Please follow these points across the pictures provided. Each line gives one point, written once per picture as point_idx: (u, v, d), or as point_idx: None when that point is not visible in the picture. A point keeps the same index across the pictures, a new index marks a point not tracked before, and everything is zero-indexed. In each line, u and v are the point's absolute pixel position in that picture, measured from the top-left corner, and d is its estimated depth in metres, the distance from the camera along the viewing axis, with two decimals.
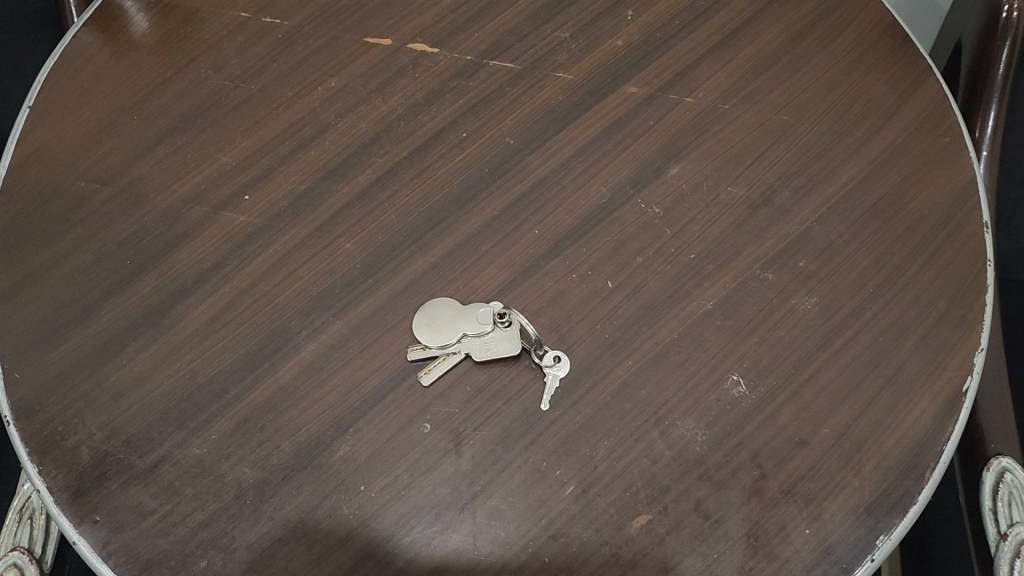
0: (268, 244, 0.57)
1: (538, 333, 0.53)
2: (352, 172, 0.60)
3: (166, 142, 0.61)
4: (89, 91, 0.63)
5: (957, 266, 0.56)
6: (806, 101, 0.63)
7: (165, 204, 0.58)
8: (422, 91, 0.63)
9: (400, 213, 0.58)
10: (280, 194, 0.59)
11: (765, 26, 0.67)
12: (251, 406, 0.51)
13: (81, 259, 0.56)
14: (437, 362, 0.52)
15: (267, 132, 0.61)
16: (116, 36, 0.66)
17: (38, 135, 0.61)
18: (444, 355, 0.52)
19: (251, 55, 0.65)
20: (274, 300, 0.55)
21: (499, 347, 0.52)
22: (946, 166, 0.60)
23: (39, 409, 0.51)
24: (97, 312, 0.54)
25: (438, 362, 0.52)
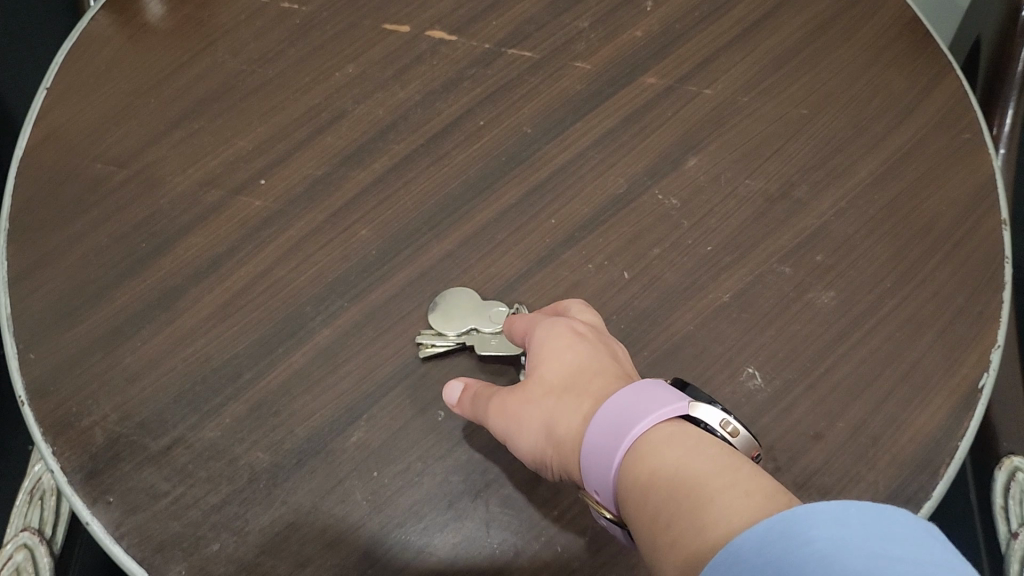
0: (284, 230, 0.57)
1: None
2: (369, 158, 0.60)
3: (182, 126, 0.61)
4: (106, 74, 0.63)
5: (974, 262, 0.56)
6: (825, 95, 0.63)
7: (181, 187, 0.58)
8: (440, 79, 0.63)
9: (416, 200, 0.58)
10: (296, 179, 0.59)
11: (785, 20, 0.67)
12: (266, 390, 0.51)
13: (97, 241, 0.56)
14: (445, 348, 0.52)
15: (284, 116, 0.61)
16: (132, 19, 0.66)
17: (56, 116, 0.61)
18: (450, 340, 0.52)
19: (269, 40, 0.65)
20: (289, 285, 0.55)
21: (500, 346, 0.52)
22: (964, 163, 0.60)
23: (53, 390, 0.51)
24: (112, 294, 0.54)
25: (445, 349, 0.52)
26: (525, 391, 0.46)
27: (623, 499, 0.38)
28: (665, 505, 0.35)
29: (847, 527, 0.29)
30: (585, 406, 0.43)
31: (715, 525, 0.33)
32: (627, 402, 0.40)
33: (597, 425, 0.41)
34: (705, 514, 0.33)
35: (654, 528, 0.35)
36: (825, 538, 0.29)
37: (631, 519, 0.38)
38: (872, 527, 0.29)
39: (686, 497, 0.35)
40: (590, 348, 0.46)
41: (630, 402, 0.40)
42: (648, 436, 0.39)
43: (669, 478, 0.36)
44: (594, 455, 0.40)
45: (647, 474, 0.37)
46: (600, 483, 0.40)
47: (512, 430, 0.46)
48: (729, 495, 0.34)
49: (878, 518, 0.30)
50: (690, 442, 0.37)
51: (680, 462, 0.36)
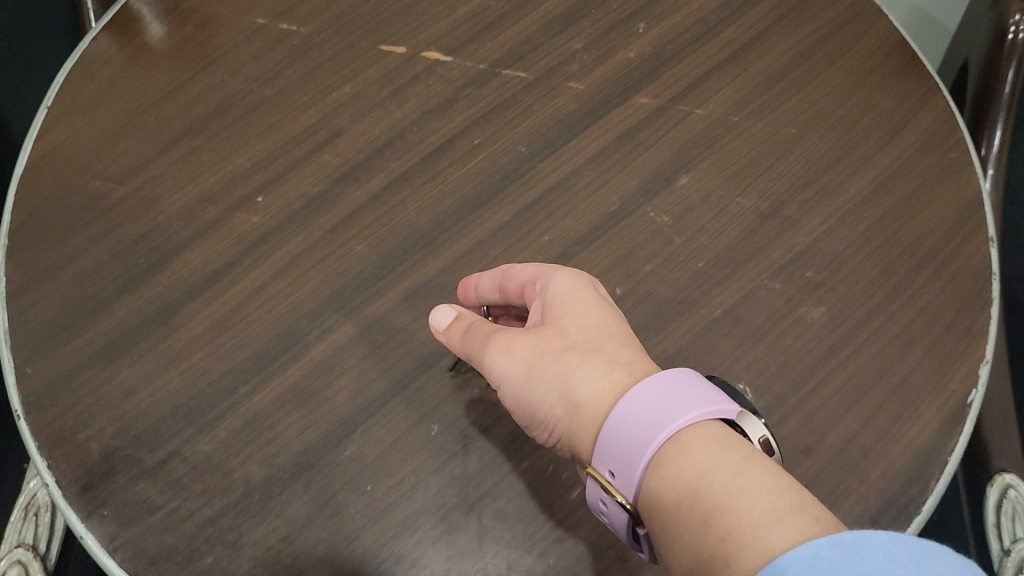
0: (280, 246, 0.57)
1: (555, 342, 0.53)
2: (366, 176, 0.60)
3: (181, 144, 0.62)
4: (107, 93, 0.64)
5: (963, 279, 0.56)
6: (815, 115, 0.64)
7: (179, 204, 0.59)
8: (436, 98, 0.64)
9: (412, 216, 0.59)
10: (292, 196, 0.59)
11: (776, 41, 0.68)
12: (261, 404, 0.51)
13: (95, 257, 0.56)
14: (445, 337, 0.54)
15: (282, 135, 0.62)
16: (133, 39, 0.67)
17: (56, 134, 0.62)
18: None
19: (268, 60, 0.66)
20: (285, 301, 0.55)
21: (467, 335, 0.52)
22: (952, 181, 0.61)
23: (50, 404, 0.51)
24: (110, 309, 0.54)
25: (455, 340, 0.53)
26: (544, 340, 0.46)
27: (656, 493, 0.39)
28: (720, 508, 0.36)
29: (901, 565, 0.31)
30: (614, 373, 0.44)
31: (771, 542, 0.33)
32: (669, 389, 0.41)
33: (634, 400, 0.41)
34: (762, 527, 0.34)
35: (700, 528, 0.36)
36: (879, 573, 0.31)
37: (662, 515, 0.38)
38: (924, 567, 0.31)
39: (738, 508, 0.35)
40: (608, 315, 0.47)
41: (677, 386, 0.41)
42: (694, 431, 0.39)
43: (717, 488, 0.37)
44: (622, 429, 0.41)
45: (691, 475, 0.38)
46: (625, 448, 0.40)
47: (524, 375, 0.46)
48: (782, 517, 0.34)
49: (928, 560, 0.31)
50: (740, 451, 0.38)
51: (730, 474, 0.37)
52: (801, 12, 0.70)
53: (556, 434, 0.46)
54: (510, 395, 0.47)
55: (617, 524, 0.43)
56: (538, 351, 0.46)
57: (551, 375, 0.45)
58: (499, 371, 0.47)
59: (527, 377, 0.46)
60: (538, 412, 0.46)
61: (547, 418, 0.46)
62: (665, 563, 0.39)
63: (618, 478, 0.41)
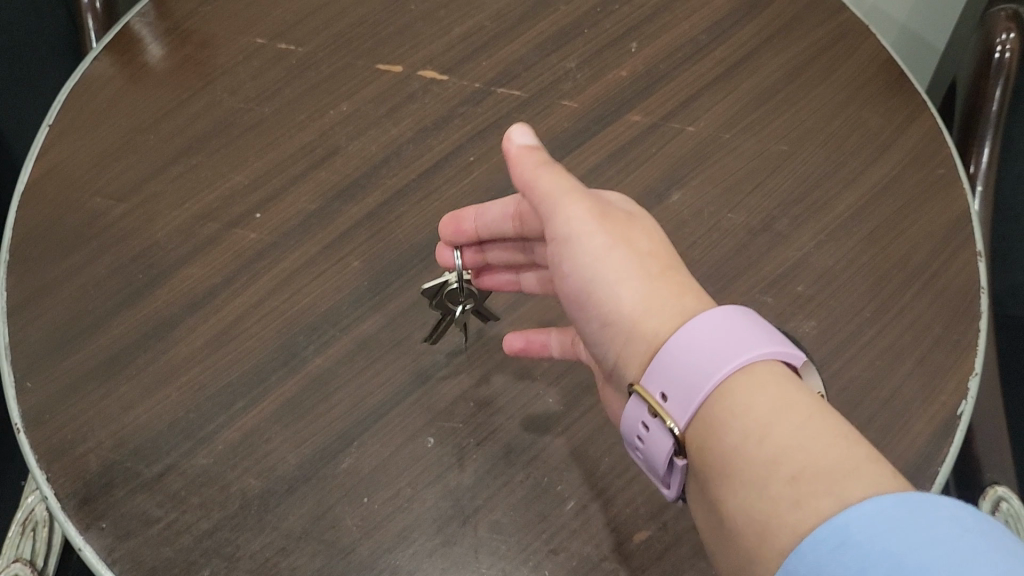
0: (277, 262, 0.58)
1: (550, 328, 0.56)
2: (362, 193, 0.61)
3: (180, 161, 0.62)
4: (107, 111, 0.65)
5: (951, 292, 0.57)
6: (804, 132, 0.65)
7: (178, 221, 0.60)
8: (432, 116, 0.65)
9: (408, 232, 0.60)
10: (290, 213, 0.60)
11: (766, 60, 0.69)
12: (259, 417, 0.52)
13: (95, 273, 0.57)
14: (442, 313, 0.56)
15: (280, 152, 0.63)
16: (133, 59, 0.68)
17: (57, 151, 0.62)
18: (448, 282, 0.53)
19: (266, 79, 0.67)
20: (282, 316, 0.56)
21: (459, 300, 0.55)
22: (940, 197, 0.62)
23: (48, 418, 0.52)
24: (109, 324, 0.55)
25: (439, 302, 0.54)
26: (628, 235, 0.46)
27: (713, 429, 0.39)
28: (796, 450, 0.36)
29: (968, 528, 0.32)
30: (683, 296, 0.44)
31: (847, 493, 0.34)
32: (753, 317, 0.42)
33: (709, 322, 0.41)
34: (841, 477, 0.35)
35: (771, 468, 0.37)
36: (948, 534, 0.32)
37: (723, 446, 0.39)
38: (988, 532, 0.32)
39: (815, 454, 0.36)
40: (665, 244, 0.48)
41: (750, 318, 0.41)
42: (767, 365, 0.40)
43: (785, 433, 0.37)
44: (702, 339, 0.40)
45: (756, 417, 0.38)
46: (698, 361, 0.40)
47: (598, 255, 0.46)
48: (856, 470, 0.35)
49: (990, 527, 0.32)
50: (812, 396, 0.39)
51: (798, 420, 0.37)
52: (791, 31, 0.71)
53: (607, 327, 0.46)
54: (574, 270, 0.47)
55: (652, 454, 0.43)
56: (620, 239, 0.46)
57: (623, 280, 0.45)
58: (574, 238, 0.46)
59: (602, 258, 0.45)
60: (599, 301, 0.46)
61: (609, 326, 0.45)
62: (712, 499, 0.40)
63: (677, 393, 0.41)
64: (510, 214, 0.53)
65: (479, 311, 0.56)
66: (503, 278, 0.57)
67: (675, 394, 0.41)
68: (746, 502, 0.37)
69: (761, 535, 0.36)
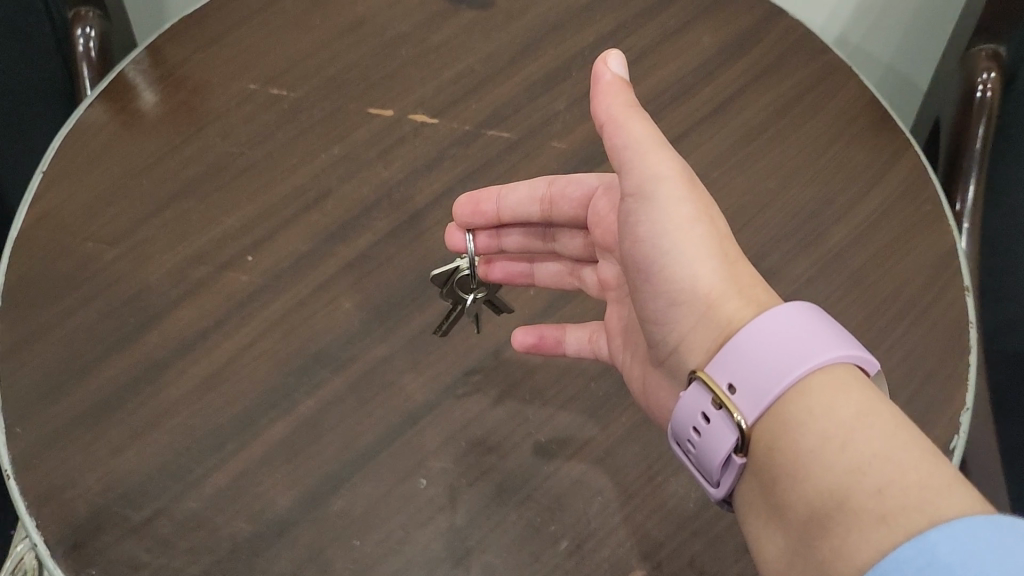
0: (269, 304, 0.58)
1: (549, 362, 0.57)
2: (354, 235, 0.62)
3: (173, 206, 0.63)
4: (101, 157, 0.65)
5: (942, 327, 0.57)
6: (792, 169, 0.66)
7: (171, 264, 0.60)
8: (423, 158, 0.66)
9: (400, 274, 0.60)
10: (282, 255, 0.61)
11: (752, 99, 0.70)
12: (249, 460, 0.52)
13: (86, 316, 0.57)
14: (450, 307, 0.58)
15: (272, 195, 0.64)
16: (127, 105, 0.68)
17: (51, 196, 0.63)
18: (458, 268, 0.58)
19: (259, 123, 0.68)
20: (273, 357, 0.56)
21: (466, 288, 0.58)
22: (928, 232, 0.62)
23: (36, 463, 0.51)
24: (100, 367, 0.55)
25: (449, 288, 0.58)
26: (710, 212, 0.48)
27: (792, 433, 0.42)
28: (882, 458, 0.39)
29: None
30: (755, 292, 0.47)
31: (936, 511, 0.37)
32: (830, 317, 0.45)
33: (792, 321, 0.44)
34: (929, 493, 0.38)
35: (856, 475, 0.39)
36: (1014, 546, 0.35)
37: (803, 444, 0.41)
38: None
39: (901, 465, 0.39)
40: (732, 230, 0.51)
41: (829, 323, 0.44)
42: (845, 368, 0.43)
43: (870, 444, 0.40)
44: (783, 326, 0.44)
45: (839, 426, 0.41)
46: (779, 352, 0.43)
47: (682, 228, 0.47)
48: (946, 489, 0.38)
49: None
50: (892, 403, 0.42)
51: (884, 432, 0.40)
52: (777, 70, 0.72)
53: (669, 301, 0.49)
54: (653, 237, 0.48)
55: (703, 446, 0.46)
56: (702, 213, 0.48)
57: (705, 274, 0.47)
58: (662, 205, 0.47)
59: (684, 231, 0.47)
60: (670, 273, 0.48)
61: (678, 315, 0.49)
62: (781, 501, 0.42)
63: (745, 375, 0.44)
64: (538, 196, 0.60)
65: (490, 303, 0.58)
66: (517, 268, 0.61)
67: (744, 376, 0.44)
68: (825, 512, 0.40)
69: (840, 544, 0.39)
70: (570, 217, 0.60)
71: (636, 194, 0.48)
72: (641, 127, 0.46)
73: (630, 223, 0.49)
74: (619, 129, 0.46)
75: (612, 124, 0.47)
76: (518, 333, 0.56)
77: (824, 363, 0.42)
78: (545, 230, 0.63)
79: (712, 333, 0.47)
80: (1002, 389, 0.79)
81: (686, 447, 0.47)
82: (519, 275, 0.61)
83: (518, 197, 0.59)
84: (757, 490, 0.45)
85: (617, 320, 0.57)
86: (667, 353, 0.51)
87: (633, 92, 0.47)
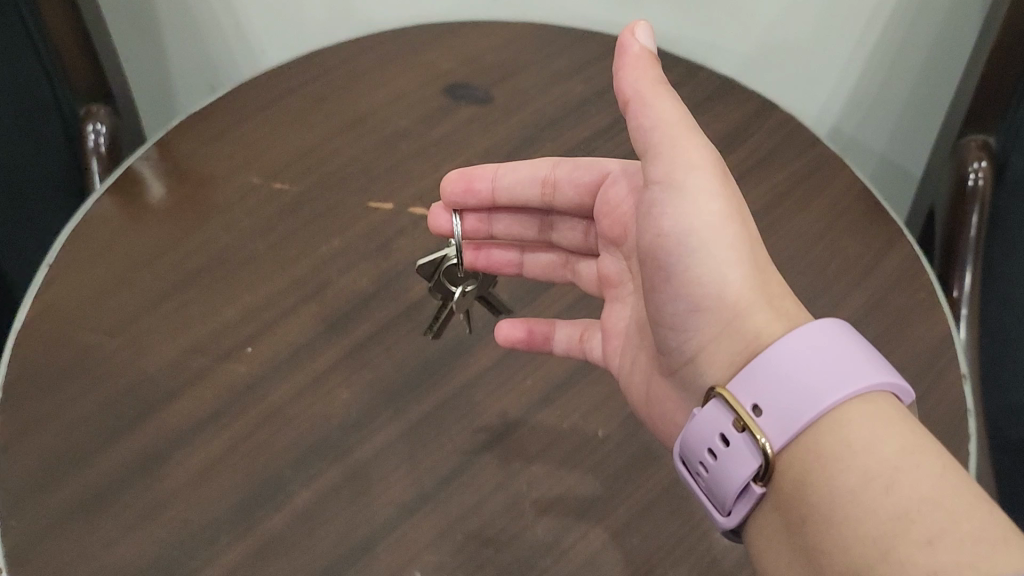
0: (268, 395, 0.59)
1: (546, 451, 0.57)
2: (353, 326, 0.63)
3: (173, 297, 0.64)
4: (106, 249, 0.66)
5: (940, 415, 0.57)
6: (785, 257, 0.67)
7: (171, 354, 0.60)
8: (421, 251, 0.68)
9: (397, 364, 0.61)
10: (281, 346, 0.61)
11: (744, 190, 0.72)
12: (243, 554, 0.51)
13: (85, 407, 0.57)
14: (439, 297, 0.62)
15: (273, 286, 0.65)
16: (134, 198, 0.70)
17: (55, 288, 0.64)
18: (445, 256, 0.61)
19: (262, 216, 0.69)
20: (270, 448, 0.56)
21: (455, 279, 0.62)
22: (922, 319, 0.63)
23: (26, 557, 0.50)
24: (96, 459, 0.55)
25: (435, 280, 0.61)
26: (738, 215, 0.49)
27: (829, 471, 0.42)
28: (930, 506, 0.39)
29: None
30: (781, 305, 0.48)
31: (993, 565, 0.36)
32: (866, 342, 0.45)
33: (831, 353, 0.44)
34: (983, 546, 0.37)
35: (903, 523, 0.39)
36: None
37: (843, 482, 0.41)
38: None
39: (951, 517, 0.38)
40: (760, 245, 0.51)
41: (865, 348, 0.45)
42: (880, 397, 0.43)
43: (916, 488, 0.40)
44: (822, 350, 0.44)
45: (886, 467, 0.41)
46: (815, 377, 0.43)
47: (713, 226, 0.48)
48: (1004, 543, 0.37)
49: None
50: (937, 445, 0.42)
51: (933, 478, 0.40)
52: (768, 161, 0.74)
53: (691, 305, 0.49)
54: (679, 232, 0.48)
55: (714, 473, 0.46)
56: (732, 212, 0.49)
57: (729, 277, 0.48)
58: (693, 198, 0.48)
59: (715, 227, 0.48)
60: (696, 273, 0.48)
61: (700, 321, 0.49)
62: (817, 548, 0.42)
63: (778, 388, 0.44)
64: (539, 178, 0.62)
65: (482, 299, 0.63)
66: (504, 258, 0.64)
67: (775, 395, 0.44)
68: (866, 562, 0.39)
69: None
70: (573, 202, 0.62)
71: (666, 183, 0.48)
72: (672, 108, 0.49)
73: (655, 214, 0.49)
74: (648, 109, 0.49)
75: (641, 103, 0.49)
76: (505, 326, 0.60)
77: (859, 392, 0.43)
78: (542, 219, 0.65)
79: (737, 345, 0.48)
80: (1008, 478, 0.78)
81: (700, 470, 0.47)
82: (509, 263, 0.64)
83: (513, 180, 0.62)
84: (782, 535, 0.44)
85: (618, 318, 0.60)
86: (680, 364, 0.52)
87: (660, 70, 0.50)
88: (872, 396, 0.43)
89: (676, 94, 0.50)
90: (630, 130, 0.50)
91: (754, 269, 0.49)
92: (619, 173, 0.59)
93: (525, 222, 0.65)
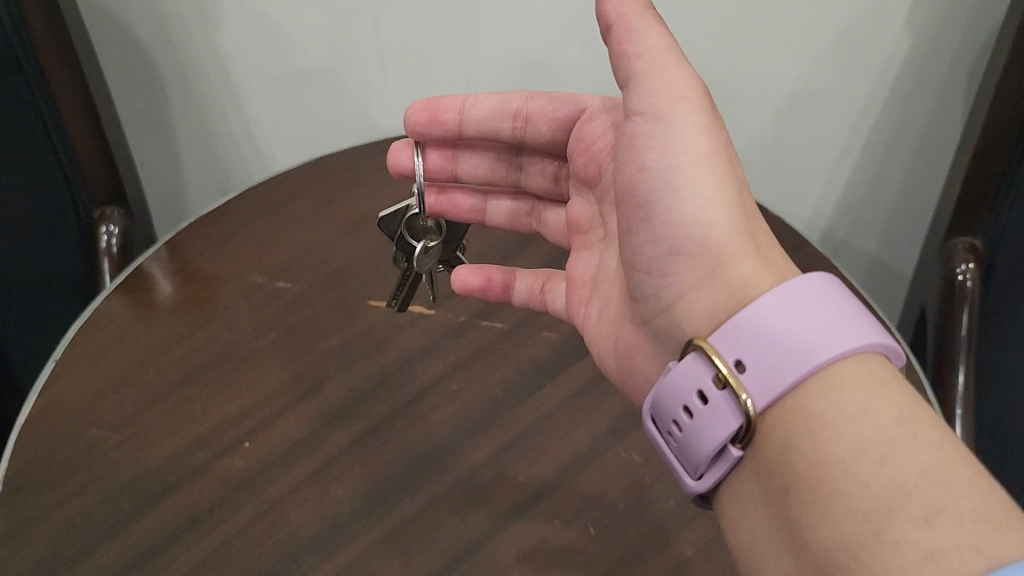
0: (264, 489, 0.59)
1: (540, 548, 0.57)
2: (350, 421, 0.64)
3: (175, 394, 0.65)
4: (112, 346, 0.68)
5: None
6: None
7: (170, 449, 0.62)
8: (417, 347, 0.70)
9: (392, 459, 0.62)
10: (277, 441, 0.62)
11: None
12: None
13: (83, 503, 0.58)
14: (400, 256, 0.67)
15: (273, 382, 0.66)
16: (142, 296, 0.72)
17: (61, 384, 0.65)
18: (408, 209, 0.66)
19: (262, 314, 0.72)
20: (265, 543, 0.56)
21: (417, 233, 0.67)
22: None
23: None
24: (91, 556, 0.55)
25: (399, 235, 0.66)
26: (720, 152, 0.51)
27: (822, 435, 0.43)
28: (924, 479, 0.40)
29: None
30: (763, 254, 0.50)
31: (988, 549, 0.37)
32: (860, 308, 0.46)
33: (824, 315, 0.44)
34: (980, 526, 0.38)
35: (896, 497, 0.40)
36: None
37: (833, 445, 0.42)
38: None
39: (947, 494, 0.39)
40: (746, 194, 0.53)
41: (860, 313, 0.45)
42: (868, 360, 0.44)
43: (910, 460, 0.41)
44: (814, 306, 0.45)
45: (882, 435, 0.42)
46: (807, 331, 0.44)
47: (696, 159, 0.50)
48: (1003, 525, 0.38)
49: None
50: (923, 407, 0.43)
51: (927, 449, 0.41)
52: None
53: (673, 245, 0.50)
54: (662, 163, 0.50)
55: (684, 434, 0.47)
56: (717, 150, 0.50)
57: (712, 213, 0.49)
58: (676, 129, 0.50)
59: (697, 158, 0.50)
60: (679, 211, 0.50)
61: (683, 262, 0.50)
62: (803, 512, 0.43)
63: (766, 343, 0.44)
64: (511, 112, 0.66)
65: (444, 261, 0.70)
66: (466, 204, 0.71)
67: (761, 347, 0.45)
68: (856, 537, 0.40)
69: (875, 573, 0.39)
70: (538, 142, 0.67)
71: (650, 113, 0.50)
72: (657, 37, 0.51)
73: (638, 145, 0.51)
74: (633, 35, 0.51)
75: (627, 28, 0.51)
76: (464, 272, 0.68)
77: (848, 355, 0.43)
78: (512, 159, 0.70)
79: (718, 293, 0.49)
80: None
81: (674, 430, 0.48)
82: (470, 208, 0.72)
83: (486, 123, 0.66)
84: (764, 499, 0.45)
85: (581, 267, 0.65)
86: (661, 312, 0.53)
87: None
88: (864, 360, 0.44)
89: (660, 24, 0.52)
90: (614, 58, 0.53)
91: (738, 210, 0.50)
92: (598, 109, 0.62)
93: (493, 162, 0.70)
